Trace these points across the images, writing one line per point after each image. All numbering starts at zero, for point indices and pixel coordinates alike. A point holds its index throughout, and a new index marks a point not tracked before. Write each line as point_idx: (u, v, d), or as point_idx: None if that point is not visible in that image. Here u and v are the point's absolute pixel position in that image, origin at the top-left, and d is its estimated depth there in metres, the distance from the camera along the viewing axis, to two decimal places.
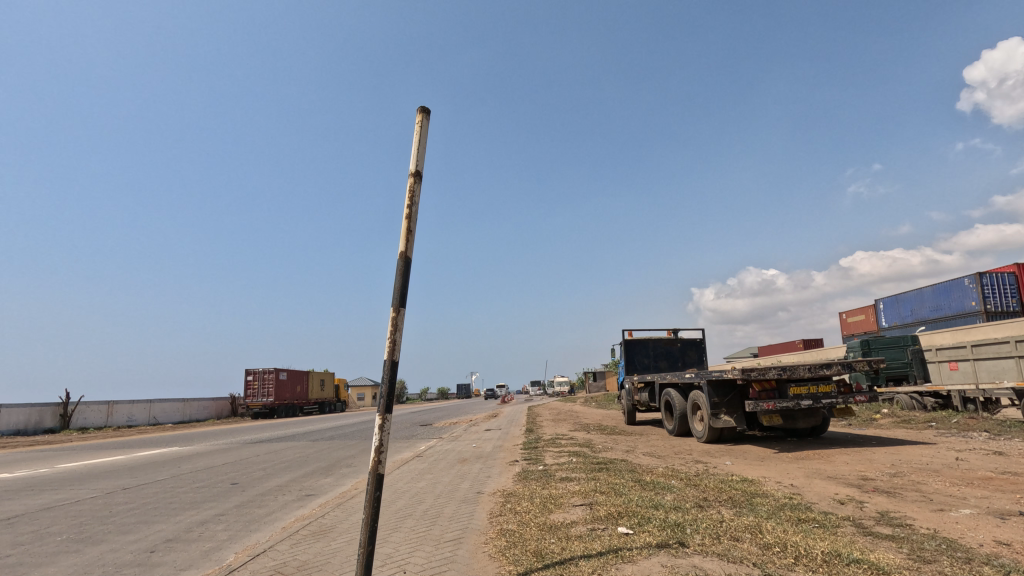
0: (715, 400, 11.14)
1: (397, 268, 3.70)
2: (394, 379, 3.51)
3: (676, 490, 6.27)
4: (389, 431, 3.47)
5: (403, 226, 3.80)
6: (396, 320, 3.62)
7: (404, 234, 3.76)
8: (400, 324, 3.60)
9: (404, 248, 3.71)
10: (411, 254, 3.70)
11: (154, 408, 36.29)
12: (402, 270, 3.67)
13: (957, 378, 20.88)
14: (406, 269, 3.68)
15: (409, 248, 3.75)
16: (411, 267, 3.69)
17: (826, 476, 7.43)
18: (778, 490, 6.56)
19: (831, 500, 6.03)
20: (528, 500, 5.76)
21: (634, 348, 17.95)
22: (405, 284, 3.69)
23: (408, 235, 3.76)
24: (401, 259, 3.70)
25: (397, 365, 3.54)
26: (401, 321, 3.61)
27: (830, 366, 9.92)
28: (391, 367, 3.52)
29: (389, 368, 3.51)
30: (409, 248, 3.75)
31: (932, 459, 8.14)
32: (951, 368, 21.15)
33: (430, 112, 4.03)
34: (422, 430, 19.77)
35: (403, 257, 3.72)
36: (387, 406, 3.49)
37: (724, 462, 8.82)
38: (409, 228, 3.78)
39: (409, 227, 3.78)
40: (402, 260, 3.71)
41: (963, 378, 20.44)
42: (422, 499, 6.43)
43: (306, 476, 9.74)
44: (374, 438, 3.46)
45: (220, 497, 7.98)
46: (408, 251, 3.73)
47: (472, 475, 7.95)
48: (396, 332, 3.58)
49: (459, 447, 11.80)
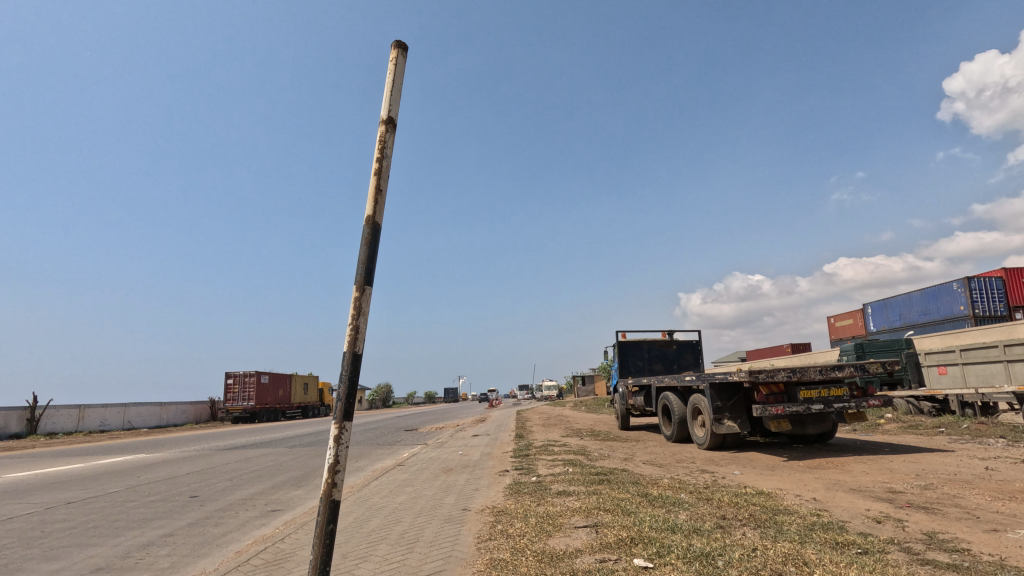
0: (718, 404, 10.45)
1: (362, 236, 2.92)
2: (356, 377, 2.72)
3: (689, 506, 5.53)
4: (348, 445, 2.69)
5: (370, 183, 3.03)
6: (358, 300, 2.83)
7: (372, 194, 2.99)
8: (364, 305, 2.82)
9: (372, 210, 2.94)
10: (380, 219, 2.94)
11: (129, 412, 34.94)
12: (370, 236, 2.90)
13: (944, 381, 20.34)
14: (375, 237, 2.91)
15: (377, 211, 2.98)
16: (382, 233, 2.92)
17: (849, 488, 6.75)
18: (801, 505, 5.86)
19: (865, 517, 5.33)
20: (522, 521, 4.98)
21: (628, 350, 17.26)
22: (372, 255, 2.91)
23: (376, 195, 2.99)
24: (368, 223, 2.93)
25: (360, 358, 2.76)
26: (365, 302, 2.83)
27: (843, 368, 9.28)
28: (351, 360, 2.74)
29: (350, 362, 2.73)
30: (377, 211, 2.97)
31: (959, 468, 7.51)
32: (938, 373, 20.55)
33: (407, 48, 3.28)
34: (407, 436, 18.91)
35: (370, 221, 2.94)
36: (346, 412, 2.70)
37: (733, 473, 8.12)
38: (378, 186, 3.01)
39: (378, 186, 3.02)
40: (370, 224, 2.94)
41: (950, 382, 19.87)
42: (399, 517, 5.62)
43: (276, 488, 8.86)
44: (328, 454, 2.67)
45: (172, 514, 7.08)
46: (376, 214, 2.96)
47: (458, 488, 7.14)
48: (359, 317, 2.80)
49: (444, 455, 10.97)
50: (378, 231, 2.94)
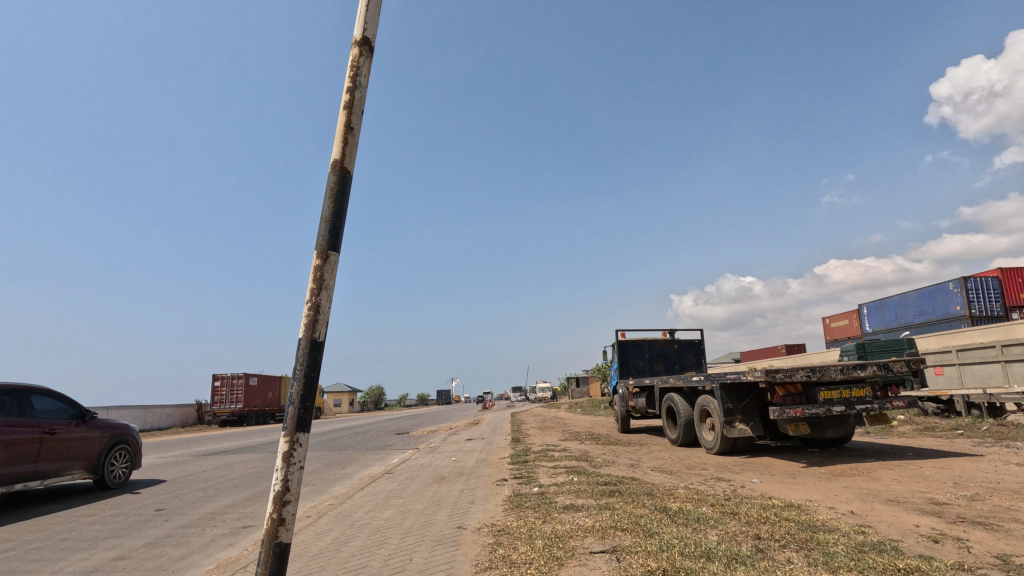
0: (729, 406, 9.81)
1: (328, 187, 2.22)
2: (315, 372, 2.02)
3: (717, 524, 4.84)
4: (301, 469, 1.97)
5: (339, 120, 2.33)
6: (319, 272, 2.12)
7: (339, 133, 2.29)
8: (327, 279, 2.11)
9: (340, 152, 2.24)
10: (350, 164, 2.24)
11: (111, 416, 33.91)
12: (336, 187, 2.21)
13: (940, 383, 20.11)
14: (343, 188, 2.21)
15: (347, 154, 2.27)
16: (352, 184, 2.22)
17: (886, 499, 6.09)
18: (840, 521, 5.19)
19: (918, 536, 4.67)
20: (526, 544, 4.27)
21: (628, 350, 16.60)
22: (339, 212, 2.22)
23: (346, 135, 2.28)
24: (335, 170, 2.23)
25: (320, 347, 2.05)
26: (329, 274, 2.12)
27: (865, 366, 8.64)
28: (309, 349, 2.02)
29: (307, 353, 2.02)
30: (347, 153, 2.26)
31: (998, 475, 6.88)
32: (935, 373, 20.31)
33: None
34: (398, 440, 18.12)
35: (337, 168, 2.24)
36: (300, 425, 1.98)
37: (751, 481, 7.47)
38: (349, 124, 2.30)
39: (348, 122, 2.31)
40: (337, 171, 2.25)
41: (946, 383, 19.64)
42: (384, 538, 4.88)
43: (252, 499, 8.10)
44: (275, 478, 1.95)
45: (130, 531, 6.31)
46: (346, 158, 2.26)
47: (451, 500, 6.42)
48: (321, 293, 2.09)
49: (436, 461, 10.24)
50: (347, 181, 2.24)
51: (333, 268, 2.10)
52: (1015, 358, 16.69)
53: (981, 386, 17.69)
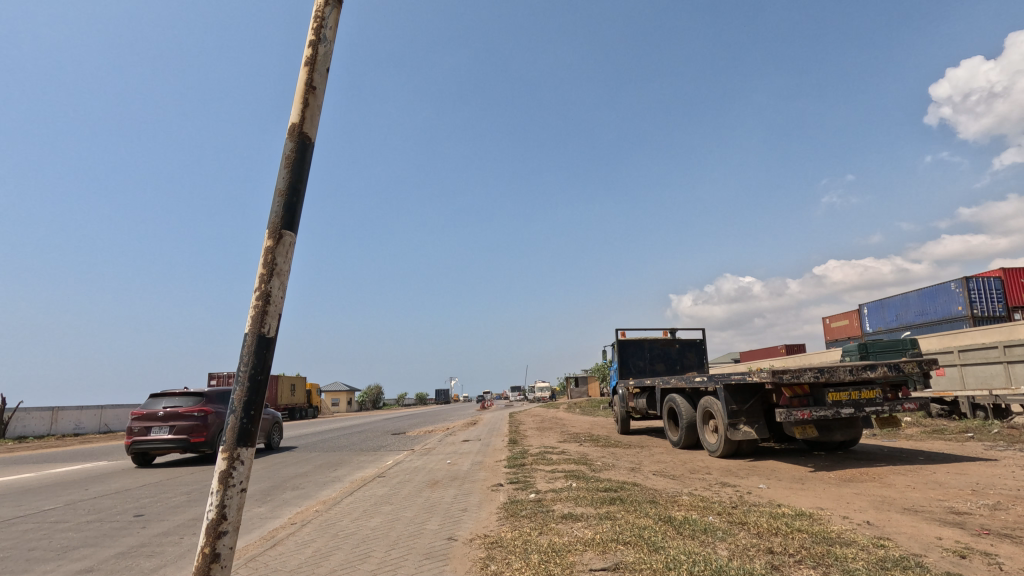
0: (733, 407, 9.49)
1: (284, 155, 1.89)
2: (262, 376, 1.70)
3: (726, 536, 4.52)
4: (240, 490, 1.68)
5: (300, 77, 1.99)
6: (271, 255, 1.78)
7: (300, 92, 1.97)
8: (280, 263, 1.78)
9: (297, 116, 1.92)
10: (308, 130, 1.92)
11: (106, 415, 33.60)
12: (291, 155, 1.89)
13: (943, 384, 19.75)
14: (301, 157, 1.88)
15: (307, 118, 1.94)
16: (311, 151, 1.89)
17: (902, 508, 5.77)
18: (856, 532, 4.87)
19: (942, 550, 4.35)
20: (521, 559, 3.93)
21: (628, 349, 16.27)
22: (296, 183, 1.88)
23: (307, 94, 1.95)
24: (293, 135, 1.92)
25: (269, 346, 1.73)
26: (282, 258, 1.78)
27: (875, 367, 8.31)
28: (255, 349, 1.70)
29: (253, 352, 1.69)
30: (307, 116, 1.93)
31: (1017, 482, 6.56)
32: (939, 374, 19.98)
33: None
34: (394, 441, 17.77)
35: (295, 133, 1.92)
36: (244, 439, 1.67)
37: (758, 487, 7.14)
38: (310, 82, 1.97)
39: (310, 79, 1.98)
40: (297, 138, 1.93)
41: (949, 385, 19.29)
42: (369, 550, 4.55)
43: (237, 504, 7.77)
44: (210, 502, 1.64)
45: (104, 539, 5.98)
46: (306, 122, 1.93)
47: (442, 507, 6.07)
48: (272, 280, 1.75)
49: (430, 464, 9.91)
50: (308, 149, 1.92)
51: (286, 250, 1.77)
52: (1019, 359, 16.36)
53: (986, 388, 17.37)
